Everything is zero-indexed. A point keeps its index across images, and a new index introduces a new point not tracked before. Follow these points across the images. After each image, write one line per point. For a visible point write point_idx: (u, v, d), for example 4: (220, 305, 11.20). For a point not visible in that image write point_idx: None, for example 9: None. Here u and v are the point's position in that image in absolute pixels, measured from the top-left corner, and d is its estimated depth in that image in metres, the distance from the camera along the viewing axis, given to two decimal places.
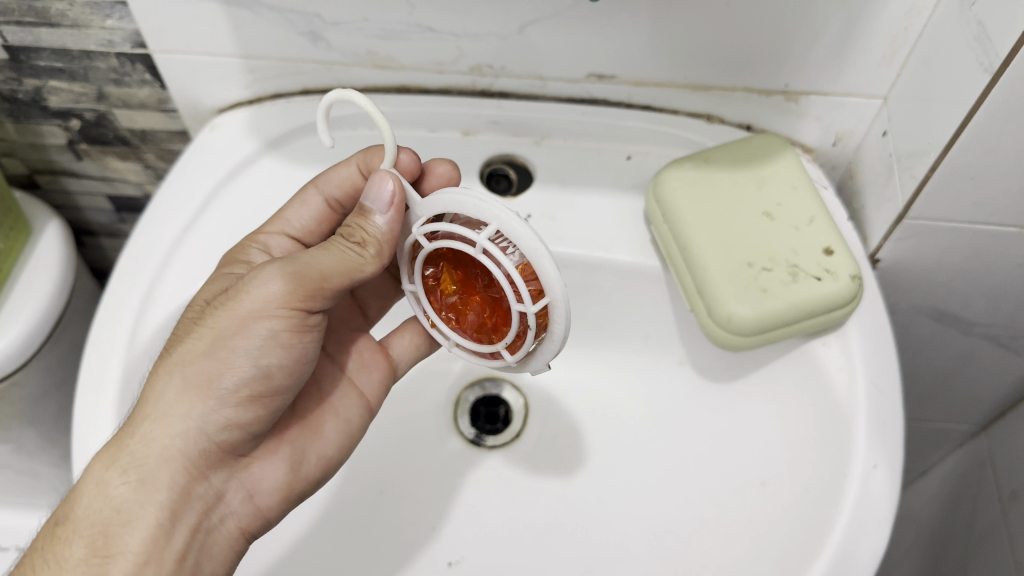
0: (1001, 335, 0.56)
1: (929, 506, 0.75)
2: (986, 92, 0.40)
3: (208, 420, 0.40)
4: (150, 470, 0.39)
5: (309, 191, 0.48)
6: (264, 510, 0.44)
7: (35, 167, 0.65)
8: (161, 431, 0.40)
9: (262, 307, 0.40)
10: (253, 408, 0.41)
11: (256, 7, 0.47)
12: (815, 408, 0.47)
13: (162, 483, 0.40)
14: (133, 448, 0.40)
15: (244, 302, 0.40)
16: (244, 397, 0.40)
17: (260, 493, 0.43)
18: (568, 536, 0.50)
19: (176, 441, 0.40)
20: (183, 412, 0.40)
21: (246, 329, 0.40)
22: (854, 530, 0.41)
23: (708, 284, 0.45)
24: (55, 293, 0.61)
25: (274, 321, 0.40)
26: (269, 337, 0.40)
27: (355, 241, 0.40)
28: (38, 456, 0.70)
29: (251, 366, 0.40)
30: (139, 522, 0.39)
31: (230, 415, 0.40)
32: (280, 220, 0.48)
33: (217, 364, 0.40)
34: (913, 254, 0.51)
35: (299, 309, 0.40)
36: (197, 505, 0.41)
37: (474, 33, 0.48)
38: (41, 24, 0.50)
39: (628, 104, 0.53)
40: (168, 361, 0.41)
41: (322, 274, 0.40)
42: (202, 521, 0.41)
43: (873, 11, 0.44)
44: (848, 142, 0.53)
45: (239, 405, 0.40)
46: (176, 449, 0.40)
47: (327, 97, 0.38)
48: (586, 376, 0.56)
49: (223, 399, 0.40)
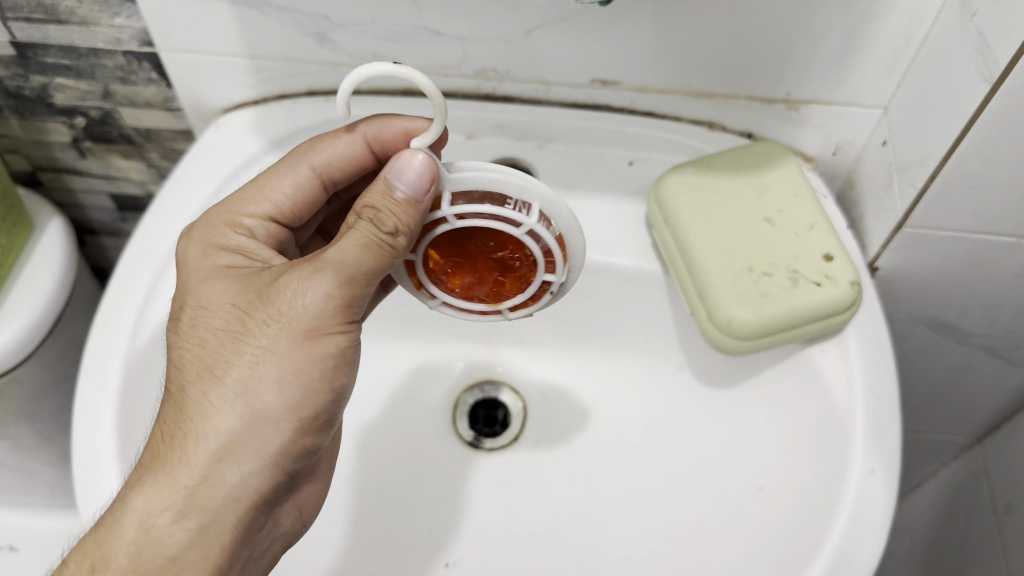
0: (997, 346, 0.56)
1: (923, 518, 0.75)
2: (986, 102, 0.40)
3: (277, 456, 0.39)
4: (215, 510, 0.38)
5: (297, 167, 0.47)
6: (307, 520, 0.45)
7: (38, 164, 0.65)
8: (228, 469, 0.38)
9: (328, 325, 0.38)
10: (321, 433, 0.41)
11: (264, 7, 0.47)
12: (812, 413, 0.47)
13: (230, 521, 0.38)
14: (196, 488, 0.38)
15: (304, 320, 0.38)
16: (317, 422, 0.40)
17: (306, 506, 0.44)
18: (564, 540, 0.50)
19: (245, 480, 0.38)
20: (253, 449, 0.38)
21: (313, 352, 0.39)
22: (850, 536, 0.41)
23: (708, 289, 0.45)
24: (57, 289, 0.61)
25: (340, 338, 0.39)
26: (335, 355, 0.39)
27: (390, 230, 0.38)
28: (34, 453, 0.70)
29: (326, 388, 0.40)
30: (197, 568, 0.38)
31: (301, 446, 0.40)
32: (266, 201, 0.47)
33: (289, 393, 0.39)
34: (911, 263, 0.51)
35: (355, 322, 0.40)
36: (255, 538, 0.40)
37: (480, 37, 0.48)
38: (50, 21, 0.50)
39: (631, 110, 0.53)
40: (225, 390, 0.38)
41: (367, 276, 0.39)
42: (255, 553, 0.41)
43: (874, 21, 0.45)
44: (848, 152, 0.54)
45: (309, 434, 0.40)
46: (243, 488, 0.38)
47: (368, 69, 0.35)
48: (584, 380, 0.57)
49: (294, 432, 0.39)
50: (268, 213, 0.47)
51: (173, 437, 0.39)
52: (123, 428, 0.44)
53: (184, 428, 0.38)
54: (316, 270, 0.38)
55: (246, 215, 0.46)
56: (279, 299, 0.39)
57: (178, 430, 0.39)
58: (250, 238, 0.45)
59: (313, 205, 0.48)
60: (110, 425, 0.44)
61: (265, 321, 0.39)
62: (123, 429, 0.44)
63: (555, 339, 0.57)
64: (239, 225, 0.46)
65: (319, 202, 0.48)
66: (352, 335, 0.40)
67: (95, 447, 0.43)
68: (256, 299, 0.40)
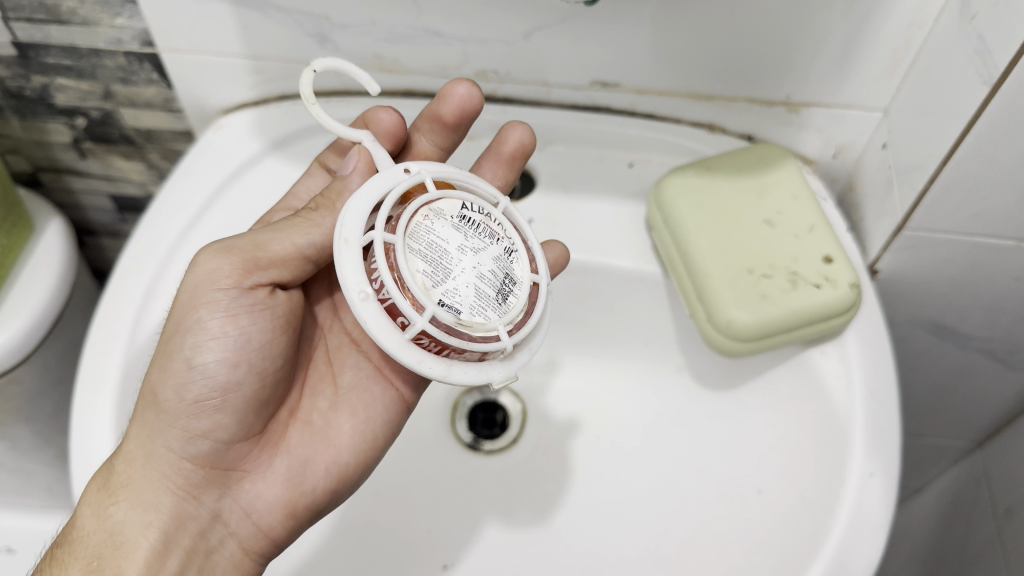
0: (998, 350, 0.56)
1: (923, 523, 0.74)
2: (986, 103, 0.40)
3: (170, 433, 0.40)
4: (134, 491, 0.40)
5: (318, 173, 0.50)
6: (266, 528, 0.43)
7: (39, 165, 0.65)
8: (135, 451, 0.40)
9: (196, 302, 0.40)
10: (210, 416, 0.40)
11: (265, 8, 0.47)
12: (812, 416, 0.47)
13: (150, 501, 0.40)
14: (119, 471, 0.40)
15: (178, 302, 0.40)
16: (195, 404, 0.39)
17: (256, 511, 0.42)
18: (562, 542, 0.50)
19: (149, 458, 0.40)
20: (151, 430, 0.40)
21: (182, 333, 0.39)
22: (849, 539, 0.41)
23: (708, 290, 0.45)
24: (56, 289, 0.61)
25: (202, 312, 0.39)
26: (204, 332, 0.39)
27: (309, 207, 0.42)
28: (32, 454, 0.70)
29: (189, 366, 0.39)
30: (127, 547, 0.39)
31: (189, 426, 0.40)
32: (287, 201, 0.49)
33: (163, 371, 0.40)
34: (912, 265, 0.51)
35: (229, 295, 0.40)
36: (187, 525, 0.41)
37: (481, 38, 0.48)
38: (51, 21, 0.50)
39: (631, 112, 0.53)
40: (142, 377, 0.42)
41: (252, 246, 0.40)
42: (195, 542, 0.41)
43: (874, 24, 0.45)
44: (849, 155, 0.54)
45: (195, 414, 0.40)
46: (153, 467, 0.40)
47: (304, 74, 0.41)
48: (584, 382, 0.57)
49: (174, 407, 0.40)
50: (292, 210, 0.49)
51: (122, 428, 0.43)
52: (121, 429, 0.44)
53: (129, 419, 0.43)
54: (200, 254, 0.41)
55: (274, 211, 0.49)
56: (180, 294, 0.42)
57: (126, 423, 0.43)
58: None
59: None
60: (110, 424, 0.44)
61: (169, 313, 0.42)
62: (121, 428, 0.44)
63: (555, 341, 0.57)
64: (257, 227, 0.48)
65: None
66: (234, 310, 0.40)
67: (94, 446, 0.43)
68: None
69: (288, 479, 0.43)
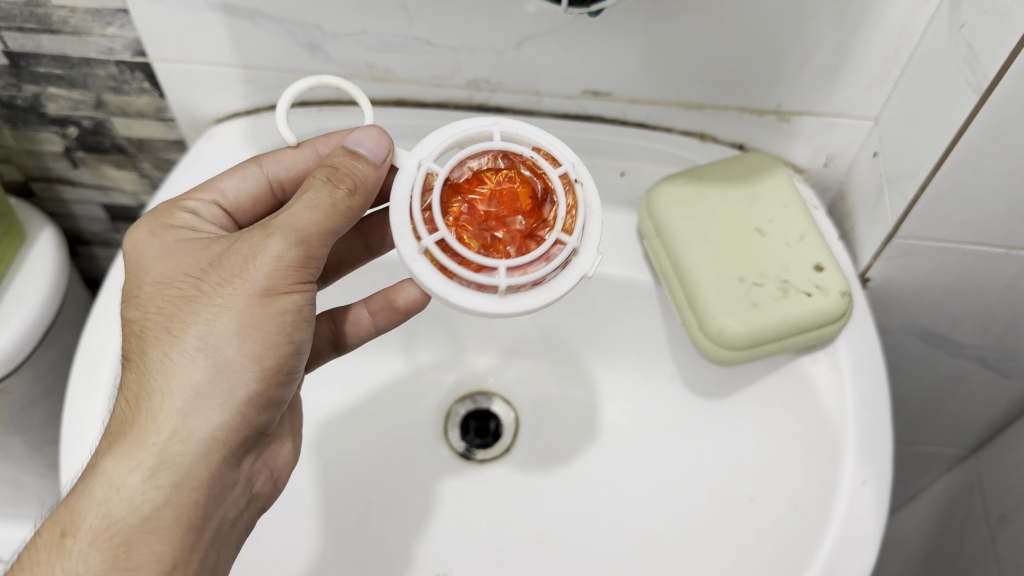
0: (989, 357, 0.56)
1: (917, 531, 0.74)
2: (976, 111, 0.40)
3: (247, 406, 0.37)
4: (188, 467, 0.36)
5: (249, 165, 0.46)
6: (278, 488, 0.43)
7: (30, 174, 0.65)
8: (196, 423, 0.36)
9: (285, 282, 0.37)
10: (283, 386, 0.39)
11: (256, 17, 0.47)
12: (804, 423, 0.47)
13: (201, 477, 0.36)
14: (170, 444, 0.35)
15: (258, 278, 0.37)
16: (282, 375, 0.39)
17: (278, 474, 0.42)
18: (556, 552, 0.50)
19: (215, 432, 0.36)
20: (219, 401, 0.36)
21: (271, 309, 0.37)
22: (840, 547, 0.41)
23: (699, 298, 0.45)
24: (48, 299, 0.61)
25: (298, 294, 0.38)
26: (294, 312, 0.38)
27: (346, 189, 0.38)
28: (23, 464, 0.69)
29: (287, 342, 0.38)
30: (171, 526, 0.35)
31: (266, 396, 0.38)
32: (215, 188, 0.45)
33: (251, 345, 0.37)
34: (903, 272, 0.51)
35: (310, 279, 0.39)
36: (227, 496, 0.38)
37: (472, 47, 0.48)
38: (42, 30, 0.50)
39: (623, 121, 0.53)
40: (185, 345, 0.36)
41: (320, 238, 0.38)
42: (229, 512, 0.38)
43: (864, 33, 0.45)
44: (839, 163, 0.54)
45: (273, 385, 0.38)
46: (213, 441, 0.36)
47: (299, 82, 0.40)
48: (576, 390, 0.57)
49: (263, 378, 0.37)
50: (214, 200, 0.45)
51: (138, 400, 0.36)
52: None
53: (145, 388, 0.36)
54: (268, 230, 0.37)
55: (191, 197, 0.44)
56: (230, 261, 0.37)
57: (138, 391, 0.36)
58: (198, 219, 0.43)
59: (260, 209, 0.47)
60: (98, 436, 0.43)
61: (219, 281, 0.37)
62: None
63: (548, 350, 0.57)
64: (183, 206, 0.44)
65: (266, 206, 0.47)
66: (312, 293, 0.39)
67: (83, 459, 0.42)
68: (207, 261, 0.38)
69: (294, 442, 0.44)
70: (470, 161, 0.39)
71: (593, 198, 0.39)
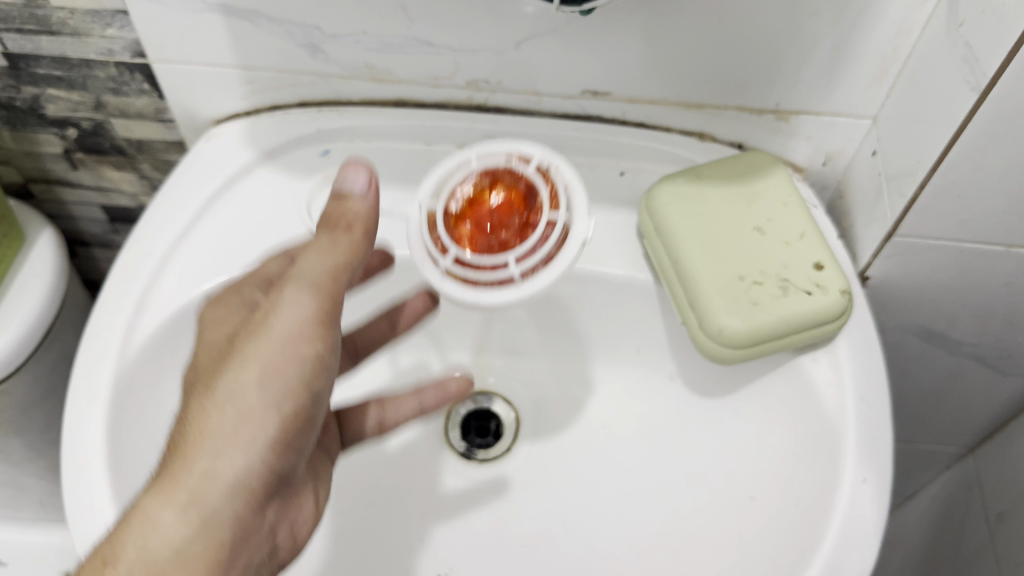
0: (988, 355, 0.56)
1: (915, 529, 0.75)
2: (975, 109, 0.40)
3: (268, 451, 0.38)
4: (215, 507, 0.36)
5: None
6: (298, 541, 0.43)
7: (30, 176, 0.65)
8: (223, 466, 0.36)
9: (309, 331, 0.38)
10: (303, 434, 0.40)
11: (256, 18, 0.47)
12: (804, 422, 0.47)
13: (224, 519, 0.36)
14: (196, 483, 0.36)
15: (285, 326, 0.38)
16: (301, 424, 0.39)
17: (297, 531, 0.43)
18: (558, 551, 0.50)
19: (240, 474, 0.37)
20: (246, 444, 0.37)
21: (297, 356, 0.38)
22: (841, 545, 0.41)
23: (699, 297, 0.44)
24: (48, 301, 0.61)
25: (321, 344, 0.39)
26: (318, 361, 0.39)
27: (345, 229, 0.40)
28: (24, 465, 0.69)
29: (309, 391, 0.39)
30: (199, 565, 0.35)
31: (289, 442, 0.38)
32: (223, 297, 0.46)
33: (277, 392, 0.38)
34: (902, 271, 0.52)
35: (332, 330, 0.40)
36: (249, 542, 0.38)
37: (472, 48, 0.48)
38: (42, 32, 0.50)
39: (622, 121, 0.54)
40: (215, 392, 0.37)
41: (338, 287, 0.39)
42: (249, 559, 0.38)
43: (863, 32, 0.45)
44: (838, 162, 0.54)
45: (295, 431, 0.39)
46: (239, 484, 0.37)
47: None
48: (577, 389, 0.57)
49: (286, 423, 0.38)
50: None
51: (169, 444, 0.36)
52: (112, 440, 0.43)
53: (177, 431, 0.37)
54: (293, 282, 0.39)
55: None
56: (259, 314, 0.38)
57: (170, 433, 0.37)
58: None
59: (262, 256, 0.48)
60: (99, 439, 0.43)
61: (248, 332, 0.38)
62: (112, 442, 0.43)
63: (547, 350, 0.57)
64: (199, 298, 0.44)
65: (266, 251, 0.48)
66: (332, 344, 0.40)
67: (84, 460, 0.42)
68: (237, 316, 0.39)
69: (314, 512, 0.44)
70: (460, 187, 0.42)
71: (572, 176, 0.41)
